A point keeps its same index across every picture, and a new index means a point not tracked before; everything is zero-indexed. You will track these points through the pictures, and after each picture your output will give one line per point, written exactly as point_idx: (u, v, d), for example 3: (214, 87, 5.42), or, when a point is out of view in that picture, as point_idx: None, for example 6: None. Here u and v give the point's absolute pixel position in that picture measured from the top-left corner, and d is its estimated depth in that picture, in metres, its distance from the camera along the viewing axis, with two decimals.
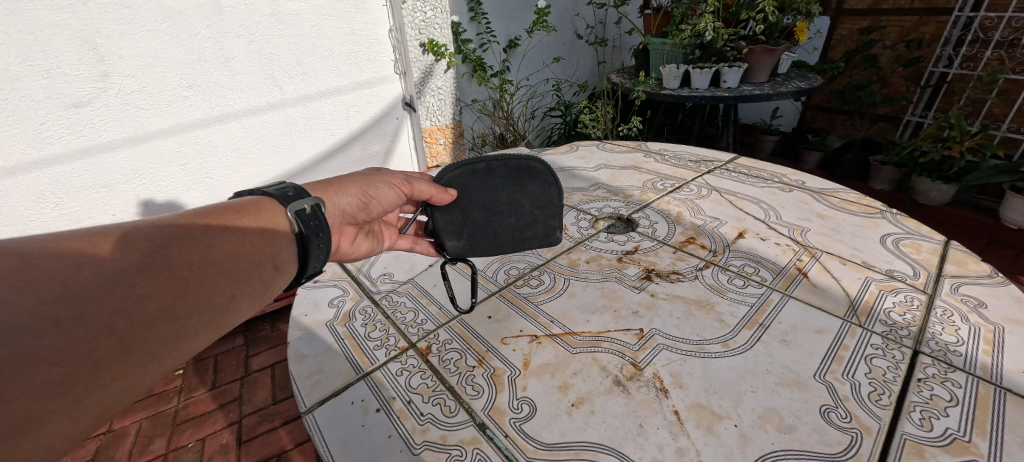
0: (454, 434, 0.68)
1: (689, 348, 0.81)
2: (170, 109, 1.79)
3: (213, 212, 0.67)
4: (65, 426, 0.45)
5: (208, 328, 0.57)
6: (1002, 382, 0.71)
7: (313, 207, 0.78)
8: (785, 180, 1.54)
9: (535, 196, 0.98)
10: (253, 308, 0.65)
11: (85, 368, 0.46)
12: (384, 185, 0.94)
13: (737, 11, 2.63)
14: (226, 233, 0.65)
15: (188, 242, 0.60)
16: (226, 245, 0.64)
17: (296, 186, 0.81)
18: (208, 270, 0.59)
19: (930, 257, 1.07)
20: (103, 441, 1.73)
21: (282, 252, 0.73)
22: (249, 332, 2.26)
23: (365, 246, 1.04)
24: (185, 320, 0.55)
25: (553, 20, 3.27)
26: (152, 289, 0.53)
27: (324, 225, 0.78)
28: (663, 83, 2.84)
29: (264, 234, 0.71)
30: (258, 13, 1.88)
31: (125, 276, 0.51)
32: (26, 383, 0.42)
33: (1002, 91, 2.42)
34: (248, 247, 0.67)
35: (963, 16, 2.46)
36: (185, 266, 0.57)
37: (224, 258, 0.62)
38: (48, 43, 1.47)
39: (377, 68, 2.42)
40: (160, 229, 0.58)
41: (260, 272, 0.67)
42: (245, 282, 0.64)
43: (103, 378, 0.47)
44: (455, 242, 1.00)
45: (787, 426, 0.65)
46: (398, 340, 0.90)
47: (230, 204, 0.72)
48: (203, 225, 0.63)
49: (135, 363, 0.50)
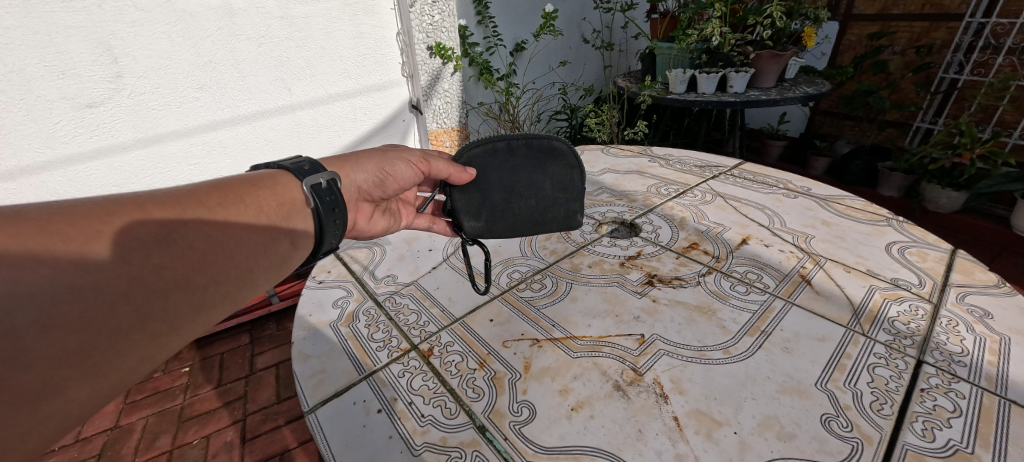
0: (454, 436, 0.69)
1: (690, 354, 0.81)
2: (182, 110, 1.82)
3: (231, 185, 0.70)
4: (85, 395, 0.48)
5: (224, 299, 0.61)
6: (1007, 394, 0.71)
7: (328, 182, 0.81)
8: (790, 187, 1.54)
9: (558, 177, 0.98)
10: (268, 282, 0.69)
11: (106, 338, 0.48)
12: (400, 162, 0.98)
13: (744, 16, 2.64)
14: (243, 205, 0.67)
15: (203, 213, 0.61)
16: (242, 220, 0.66)
17: (312, 161, 0.84)
18: (224, 244, 0.62)
19: (936, 266, 1.06)
20: (109, 437, 1.75)
21: (298, 226, 0.76)
22: (254, 331, 2.28)
23: (381, 224, 1.09)
24: (203, 291, 0.58)
25: (559, 24, 3.28)
26: (170, 260, 0.55)
27: (339, 201, 0.82)
28: (669, 87, 2.85)
29: (281, 208, 0.73)
30: (269, 16, 1.91)
31: (142, 246, 0.53)
32: (43, 350, 0.44)
33: (1014, 98, 2.40)
34: (264, 221, 0.69)
35: (974, 22, 2.43)
36: (202, 238, 0.59)
37: (240, 232, 0.64)
38: (64, 44, 1.50)
39: (385, 71, 2.45)
40: (176, 199, 0.60)
41: (276, 246, 0.71)
42: (260, 257, 0.67)
43: (123, 348, 0.50)
44: (472, 222, 1.01)
45: (787, 435, 0.65)
46: (400, 342, 0.91)
47: (247, 177, 0.74)
48: (219, 198, 0.66)
49: (156, 334, 0.53)
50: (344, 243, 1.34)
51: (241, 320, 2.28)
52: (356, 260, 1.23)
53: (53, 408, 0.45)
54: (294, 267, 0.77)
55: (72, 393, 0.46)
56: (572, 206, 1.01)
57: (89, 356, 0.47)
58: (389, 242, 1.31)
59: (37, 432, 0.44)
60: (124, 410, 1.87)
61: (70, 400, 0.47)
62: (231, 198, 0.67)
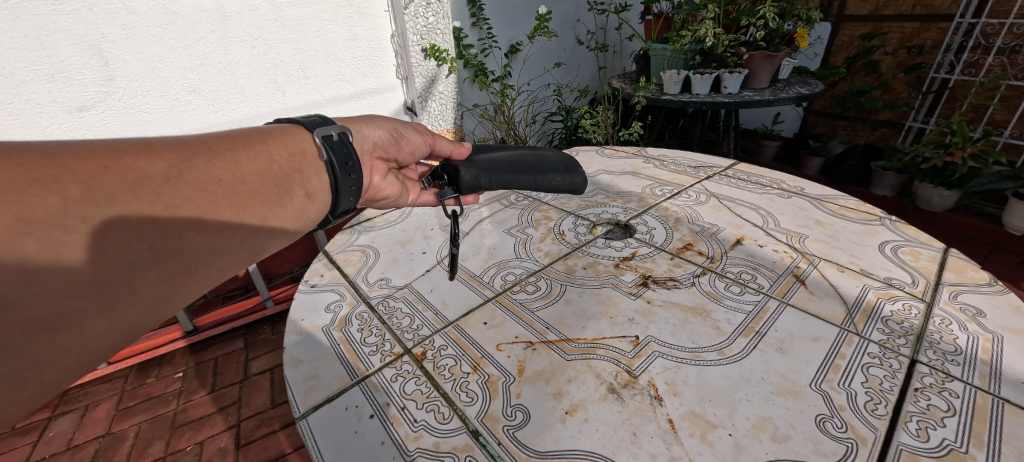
0: (447, 441, 0.68)
1: (684, 355, 0.81)
2: (174, 113, 1.80)
3: (242, 135, 0.72)
4: (102, 329, 0.50)
5: (237, 247, 0.64)
6: (1000, 392, 0.71)
7: (339, 135, 0.84)
8: (783, 187, 1.54)
9: (549, 153, 1.12)
10: (282, 233, 0.73)
11: (118, 274, 0.51)
12: (413, 128, 1.08)
13: (737, 17, 2.65)
14: (253, 153, 0.69)
15: (214, 158, 0.63)
16: (253, 166, 0.68)
17: (322, 117, 0.87)
18: (236, 189, 0.63)
19: (929, 265, 1.07)
20: (101, 444, 1.72)
21: (311, 180, 0.78)
22: (249, 336, 2.26)
23: (394, 186, 1.08)
24: (217, 235, 0.60)
25: (554, 26, 3.28)
26: (183, 201, 0.56)
27: (352, 153, 0.84)
28: (664, 88, 2.86)
29: (292, 160, 0.75)
30: (261, 18, 1.90)
31: (154, 184, 0.54)
32: (59, 281, 0.46)
33: (1004, 98, 2.42)
34: (277, 170, 0.72)
35: (964, 23, 2.45)
36: (212, 182, 0.60)
37: (252, 179, 0.67)
38: (54, 48, 1.49)
39: (379, 74, 2.44)
40: (186, 145, 0.62)
41: (291, 198, 0.73)
42: (276, 208, 0.70)
43: (136, 285, 0.52)
44: (469, 166, 1.03)
45: (782, 436, 0.65)
46: (393, 346, 0.90)
47: (258, 129, 0.77)
48: (227, 145, 0.68)
49: (169, 274, 0.56)
50: (338, 245, 1.33)
51: (235, 324, 2.27)
52: (349, 263, 1.22)
53: (71, 338, 0.48)
54: (311, 221, 0.79)
55: (87, 326, 0.49)
56: (574, 173, 1.06)
57: (103, 290, 0.50)
58: (382, 245, 1.30)
59: (59, 360, 0.48)
60: (116, 417, 1.84)
61: (87, 333, 0.49)
62: (241, 145, 0.69)
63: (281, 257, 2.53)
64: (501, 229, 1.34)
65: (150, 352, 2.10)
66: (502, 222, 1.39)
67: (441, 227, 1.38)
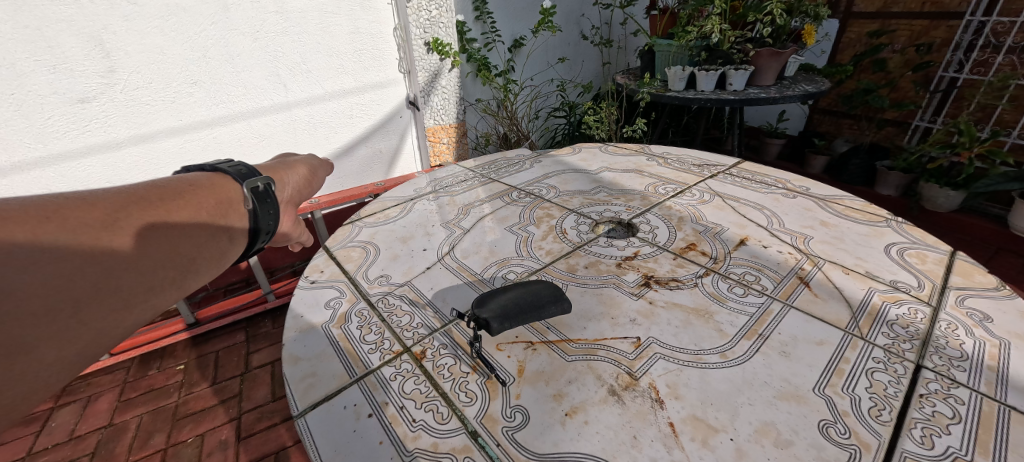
0: (446, 442, 0.67)
1: (686, 357, 0.80)
2: (175, 105, 1.87)
3: (168, 185, 0.79)
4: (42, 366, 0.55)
5: (171, 284, 0.70)
6: (1006, 400, 0.70)
7: (265, 186, 0.91)
8: (789, 186, 1.52)
9: None
10: (214, 270, 0.79)
11: (55, 312, 0.56)
12: None
13: (744, 13, 2.63)
14: (182, 200, 0.77)
15: (144, 207, 0.71)
16: (183, 213, 0.76)
17: (249, 165, 0.95)
18: (162, 238, 0.71)
19: (935, 269, 1.05)
20: (103, 435, 1.73)
21: (237, 222, 0.85)
22: (249, 329, 2.27)
23: None
24: (150, 275, 0.68)
25: (558, 20, 3.25)
26: (114, 247, 0.64)
27: (275, 199, 0.92)
28: (668, 84, 2.83)
29: (219, 205, 0.83)
30: (263, 11, 1.91)
31: (91, 230, 0.63)
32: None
33: (1013, 98, 2.39)
34: (205, 215, 0.79)
35: (974, 21, 2.41)
36: (139, 229, 0.68)
37: (180, 221, 0.74)
38: (55, 39, 1.57)
39: (382, 67, 2.40)
40: (111, 197, 0.69)
41: (217, 240, 0.80)
42: (202, 249, 0.77)
43: (74, 320, 0.58)
44: None
45: (784, 441, 0.64)
46: (393, 344, 0.89)
47: (186, 180, 0.84)
48: (155, 193, 0.75)
49: (111, 310, 0.61)
50: (339, 241, 1.32)
51: (236, 317, 2.27)
52: (350, 260, 1.21)
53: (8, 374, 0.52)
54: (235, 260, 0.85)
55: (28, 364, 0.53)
56: None
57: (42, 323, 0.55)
58: (383, 241, 1.29)
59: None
60: (118, 409, 1.84)
61: (26, 368, 0.53)
62: (171, 194, 0.77)
63: (282, 251, 2.53)
64: (502, 227, 1.33)
65: (151, 344, 2.10)
66: (504, 219, 1.38)
67: (442, 224, 1.37)
